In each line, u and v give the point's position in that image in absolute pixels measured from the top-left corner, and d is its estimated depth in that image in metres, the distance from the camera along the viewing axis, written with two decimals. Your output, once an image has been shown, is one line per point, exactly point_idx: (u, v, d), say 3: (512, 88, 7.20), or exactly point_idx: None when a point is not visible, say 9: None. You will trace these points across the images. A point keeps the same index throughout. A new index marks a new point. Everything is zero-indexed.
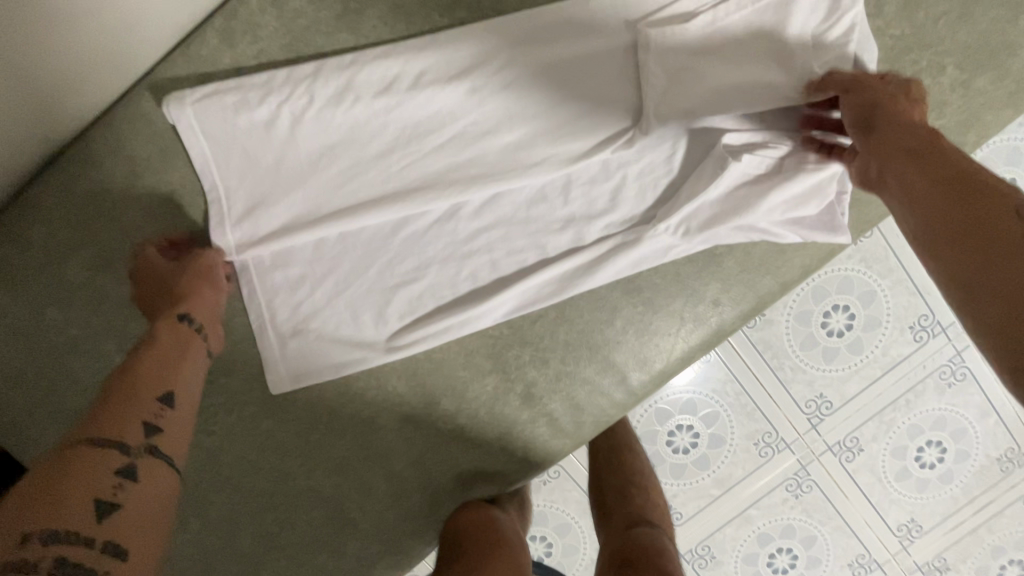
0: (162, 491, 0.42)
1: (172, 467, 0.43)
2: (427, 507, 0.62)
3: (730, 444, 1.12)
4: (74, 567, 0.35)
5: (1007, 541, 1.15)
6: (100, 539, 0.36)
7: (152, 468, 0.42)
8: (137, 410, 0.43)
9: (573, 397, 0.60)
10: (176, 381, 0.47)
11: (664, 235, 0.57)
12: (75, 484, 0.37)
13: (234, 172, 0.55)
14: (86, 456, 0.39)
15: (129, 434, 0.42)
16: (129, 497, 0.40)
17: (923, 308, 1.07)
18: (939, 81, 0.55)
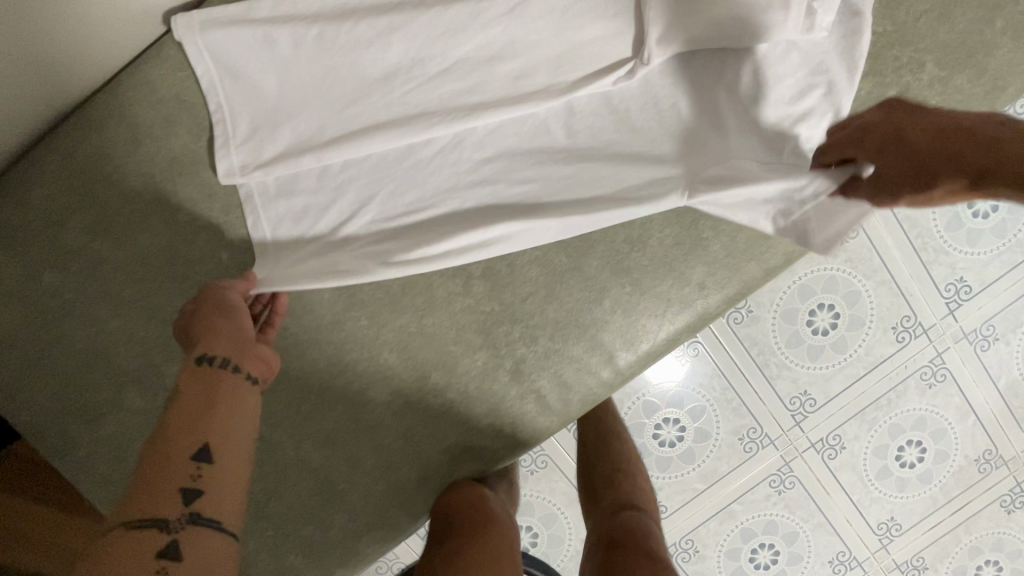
0: (234, 482, 0.46)
1: (229, 466, 0.46)
2: (415, 482, 0.63)
3: (715, 438, 1.14)
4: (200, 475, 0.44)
5: (984, 541, 1.17)
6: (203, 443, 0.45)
7: (221, 486, 0.45)
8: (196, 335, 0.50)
9: (561, 375, 0.62)
10: (214, 375, 0.49)
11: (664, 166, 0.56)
12: (173, 474, 0.43)
13: (237, 102, 0.55)
14: (180, 460, 0.44)
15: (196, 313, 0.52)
16: (213, 482, 0.44)
17: (906, 309, 1.10)
18: (918, 78, 0.57)
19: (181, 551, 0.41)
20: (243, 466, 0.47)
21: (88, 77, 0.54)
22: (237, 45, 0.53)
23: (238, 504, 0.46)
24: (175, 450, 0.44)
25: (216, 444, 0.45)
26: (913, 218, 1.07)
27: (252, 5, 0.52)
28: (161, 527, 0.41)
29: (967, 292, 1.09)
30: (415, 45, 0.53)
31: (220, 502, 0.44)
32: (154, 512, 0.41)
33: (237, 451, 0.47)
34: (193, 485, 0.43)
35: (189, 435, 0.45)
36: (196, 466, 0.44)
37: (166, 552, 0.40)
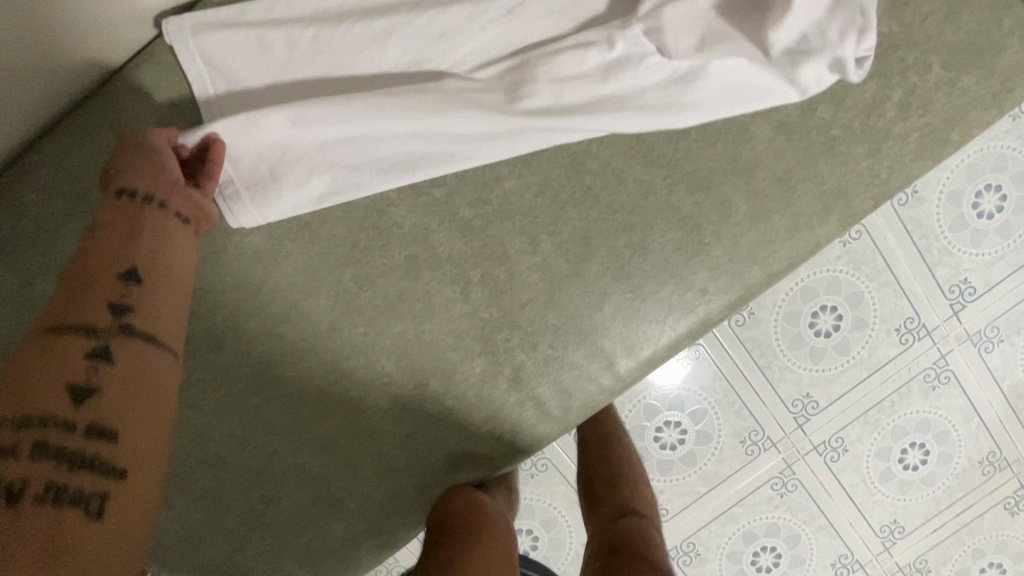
0: (142, 379, 0.43)
1: (129, 354, 0.43)
2: (413, 489, 0.62)
3: (717, 441, 1.14)
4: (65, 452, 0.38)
5: (987, 544, 1.17)
6: (82, 423, 0.39)
7: (122, 367, 0.42)
8: (104, 292, 0.44)
9: (561, 382, 0.61)
10: (127, 226, 0.47)
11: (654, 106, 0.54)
12: (54, 374, 0.40)
13: (227, 103, 0.53)
14: (68, 346, 0.41)
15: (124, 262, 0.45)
16: (108, 381, 0.41)
17: (910, 310, 1.09)
18: (924, 79, 0.56)
19: (66, 446, 0.39)
20: (155, 358, 0.44)
21: (80, 81, 0.53)
22: (230, 46, 0.52)
23: (161, 403, 0.43)
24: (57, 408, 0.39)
25: (109, 338, 0.43)
26: (917, 219, 1.06)
27: (248, 7, 0.51)
28: (46, 429, 0.38)
29: (972, 293, 1.08)
30: (412, 49, 0.53)
31: (127, 408, 0.41)
32: (36, 418, 0.38)
33: (130, 430, 0.40)
34: (77, 373, 0.41)
35: (77, 314, 0.43)
36: (89, 351, 0.42)
37: (49, 454, 0.38)
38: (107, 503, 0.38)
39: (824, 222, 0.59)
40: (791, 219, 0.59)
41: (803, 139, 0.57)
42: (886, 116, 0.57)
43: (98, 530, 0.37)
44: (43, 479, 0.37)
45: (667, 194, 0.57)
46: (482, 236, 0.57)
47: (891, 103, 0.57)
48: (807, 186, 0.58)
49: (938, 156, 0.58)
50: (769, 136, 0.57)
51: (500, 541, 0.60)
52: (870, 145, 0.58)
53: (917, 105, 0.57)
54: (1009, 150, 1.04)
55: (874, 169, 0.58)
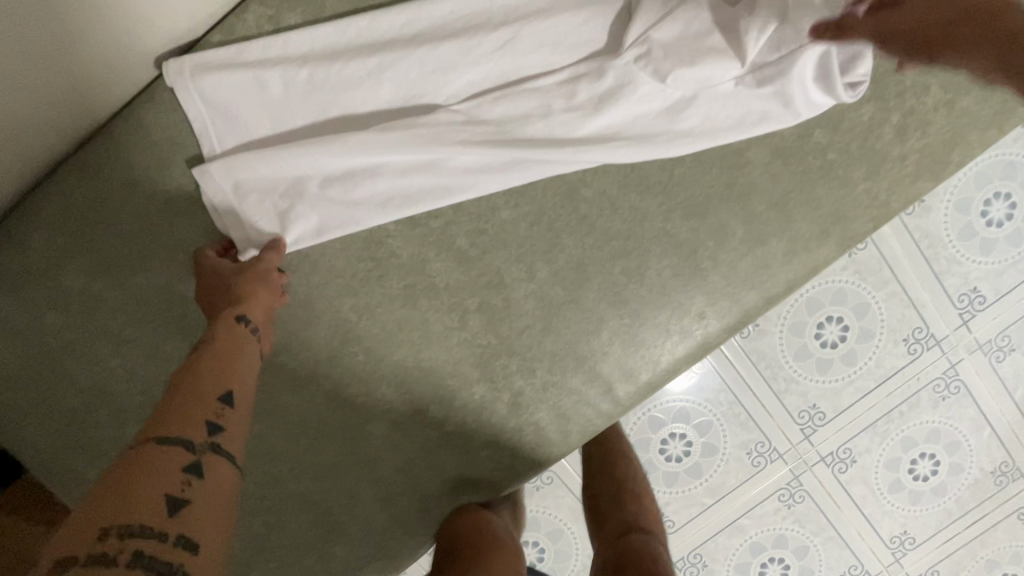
0: (213, 493, 0.41)
1: (214, 470, 0.42)
2: (415, 513, 0.63)
3: (723, 453, 1.13)
4: (150, 560, 0.34)
5: (1001, 555, 1.15)
6: (172, 532, 0.36)
7: (207, 485, 0.40)
8: (200, 411, 0.44)
9: (559, 407, 0.61)
10: (216, 346, 0.49)
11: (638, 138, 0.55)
12: (156, 481, 0.38)
13: (229, 140, 0.55)
14: (164, 454, 0.40)
15: (209, 395, 0.45)
16: (198, 494, 0.39)
17: (917, 320, 1.08)
18: (923, 101, 0.56)
19: (160, 559, 0.35)
20: (223, 485, 0.42)
21: (83, 122, 0.54)
22: (228, 87, 0.53)
23: (220, 519, 0.40)
24: (145, 508, 0.36)
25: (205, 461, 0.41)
26: (924, 228, 1.05)
27: (244, 47, 0.52)
28: (140, 536, 0.35)
29: (981, 302, 1.07)
30: (405, 85, 0.54)
31: (203, 519, 0.38)
32: (139, 523, 0.35)
33: (211, 531, 0.38)
34: (178, 482, 0.39)
35: (182, 433, 0.42)
36: (190, 464, 0.40)
37: (142, 563, 0.34)
38: None
39: (822, 245, 0.59)
40: (788, 243, 0.58)
41: (800, 163, 0.57)
42: (884, 139, 0.57)
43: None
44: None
45: (662, 221, 0.57)
46: (479, 265, 0.57)
47: (888, 125, 0.56)
48: (804, 210, 0.58)
49: (938, 178, 0.58)
50: (764, 161, 0.57)
51: (512, 555, 0.60)
52: (868, 168, 0.57)
53: (915, 128, 0.56)
54: (1017, 157, 1.02)
55: (872, 192, 0.58)
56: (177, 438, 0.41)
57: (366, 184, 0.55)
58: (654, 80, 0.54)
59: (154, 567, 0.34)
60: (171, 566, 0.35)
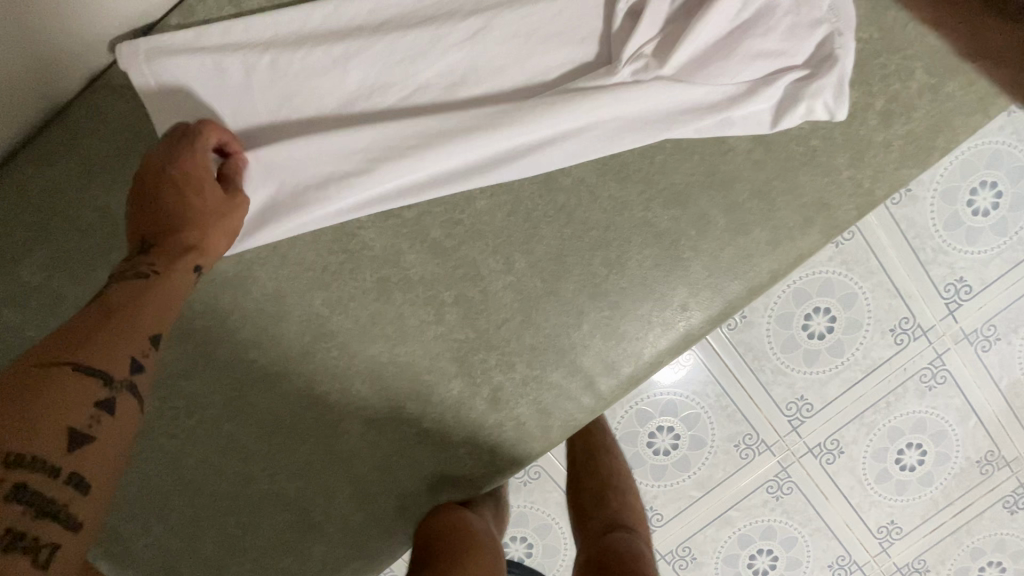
0: (119, 438, 0.42)
1: (124, 415, 0.42)
2: (393, 512, 0.62)
3: (711, 445, 1.13)
4: (35, 497, 0.36)
5: (987, 543, 1.16)
6: (65, 471, 0.38)
7: (114, 427, 0.41)
8: (127, 347, 0.43)
9: (540, 402, 0.60)
10: (165, 281, 0.47)
11: (623, 120, 0.53)
12: (61, 414, 0.38)
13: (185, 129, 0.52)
14: (77, 384, 0.39)
15: (140, 331, 0.44)
16: (104, 433, 0.40)
17: (904, 311, 1.07)
18: (907, 86, 0.55)
19: (47, 496, 0.37)
20: (127, 429, 0.42)
21: (39, 109, 0.52)
22: (187, 73, 0.51)
23: (117, 462, 0.41)
24: (41, 439, 0.37)
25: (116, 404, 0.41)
26: (910, 218, 1.04)
27: (204, 32, 0.50)
28: (31, 469, 0.36)
29: (968, 292, 1.07)
30: (374, 69, 0.52)
31: (101, 459, 0.40)
32: (34, 455, 0.36)
33: (104, 472, 0.40)
34: (83, 419, 0.39)
35: (81, 361, 0.40)
36: (101, 402, 0.40)
37: (24, 499, 0.36)
38: (57, 553, 0.37)
39: (807, 234, 0.57)
40: (772, 231, 0.57)
41: (781, 151, 0.56)
42: (867, 124, 0.55)
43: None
44: (5, 523, 0.35)
45: (643, 209, 0.56)
46: (455, 257, 0.56)
47: (872, 111, 0.55)
48: (787, 198, 0.56)
49: (924, 164, 0.56)
50: (746, 148, 0.55)
51: (489, 556, 0.58)
52: (851, 154, 0.56)
53: (900, 114, 0.55)
54: (1004, 145, 1.02)
55: (856, 179, 0.56)
56: (97, 370, 0.41)
57: (347, 166, 0.52)
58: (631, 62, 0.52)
59: (40, 505, 0.36)
60: (55, 506, 0.37)
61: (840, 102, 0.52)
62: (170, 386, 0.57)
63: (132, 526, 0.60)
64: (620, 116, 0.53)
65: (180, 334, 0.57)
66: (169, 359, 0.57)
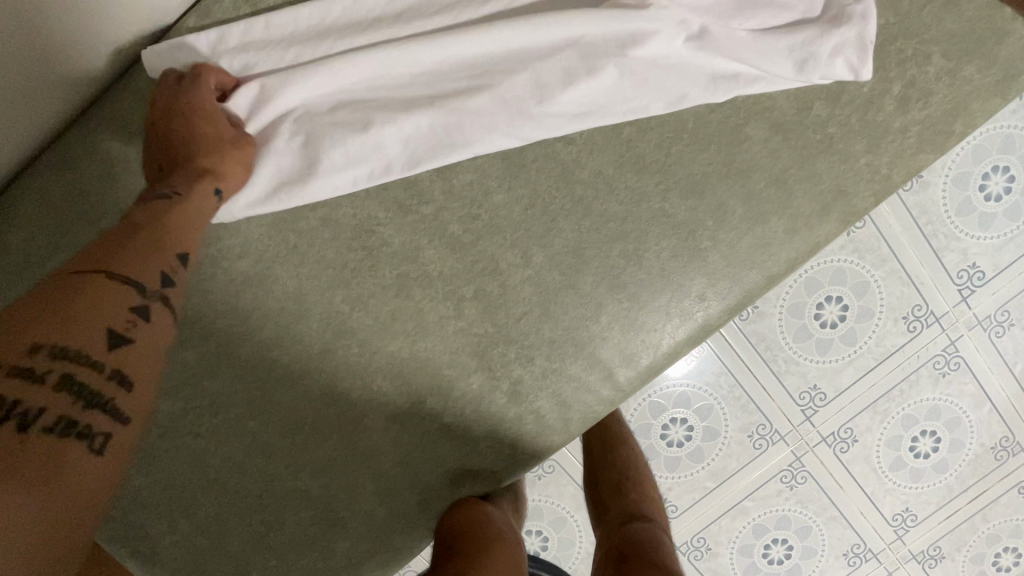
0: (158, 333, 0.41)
1: (159, 316, 0.41)
2: (416, 506, 0.62)
3: (724, 436, 1.13)
4: (80, 388, 0.36)
5: (1002, 528, 1.16)
6: (109, 367, 0.37)
7: (147, 325, 0.40)
8: (157, 259, 0.42)
9: (560, 395, 0.60)
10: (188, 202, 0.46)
11: (657, 86, 0.52)
12: (99, 313, 0.38)
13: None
14: (113, 287, 0.39)
15: (172, 246, 0.44)
16: (142, 337, 0.40)
17: (917, 298, 1.07)
18: (924, 70, 0.54)
19: (91, 387, 0.36)
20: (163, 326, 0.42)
21: (58, 112, 0.52)
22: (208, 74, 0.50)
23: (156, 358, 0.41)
24: (82, 336, 0.37)
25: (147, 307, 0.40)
26: (923, 205, 1.03)
27: (227, 32, 0.50)
28: (72, 361, 0.36)
29: (981, 278, 1.06)
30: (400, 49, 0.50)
31: (144, 361, 0.39)
32: (72, 348, 0.36)
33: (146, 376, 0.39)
34: (121, 319, 0.39)
35: (110, 266, 0.40)
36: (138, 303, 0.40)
37: (71, 389, 0.36)
38: (109, 447, 0.36)
39: (823, 221, 0.58)
40: (789, 220, 0.57)
41: (799, 138, 0.55)
42: (885, 110, 0.55)
43: (100, 467, 0.36)
44: (55, 411, 0.35)
45: (660, 200, 0.56)
46: (473, 251, 0.56)
47: (890, 96, 0.55)
48: (804, 187, 0.56)
49: (941, 149, 0.56)
50: (764, 137, 0.55)
51: (512, 548, 0.58)
52: (869, 141, 0.56)
53: (917, 98, 0.55)
54: (1015, 129, 1.01)
55: (873, 166, 0.56)
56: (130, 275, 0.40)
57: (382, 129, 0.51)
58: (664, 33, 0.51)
59: (85, 396, 0.36)
60: (102, 399, 0.37)
61: (863, 61, 0.51)
62: (194, 385, 0.58)
63: (159, 525, 0.61)
64: (655, 78, 0.52)
65: (203, 334, 0.57)
66: (193, 359, 0.57)
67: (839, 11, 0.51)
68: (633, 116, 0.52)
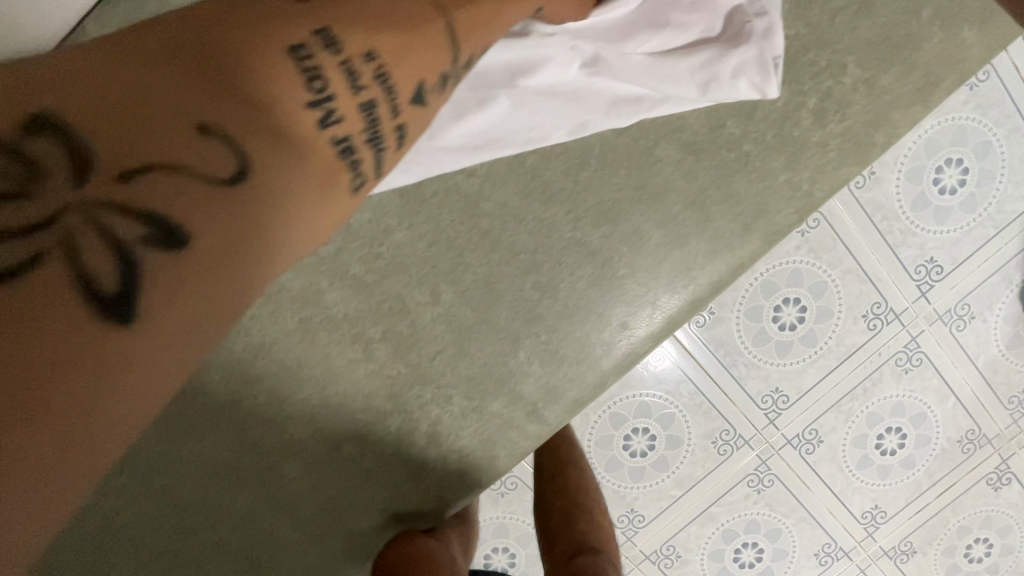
0: (341, 210, 0.34)
1: (255, 149, 0.29)
2: (342, 553, 0.60)
3: (687, 444, 1.06)
4: (68, 242, 0.24)
5: (974, 521, 1.11)
6: (100, 277, 0.25)
7: (216, 166, 0.28)
8: (245, 132, 0.29)
9: (484, 433, 0.57)
10: (229, 38, 0.30)
11: (557, 116, 0.51)
12: (155, 130, 0.27)
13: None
14: (205, 147, 0.28)
15: (299, 118, 0.31)
16: (235, 202, 0.28)
17: (876, 295, 1.00)
18: (840, 81, 0.52)
19: (80, 255, 0.24)
20: (283, 162, 0.30)
21: None
22: None
23: (285, 236, 0.31)
24: (145, 176, 0.26)
25: (254, 125, 0.29)
26: (877, 201, 0.96)
27: None
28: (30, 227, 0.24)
29: (939, 272, 0.99)
30: None
31: (200, 292, 0.27)
32: (78, 230, 0.25)
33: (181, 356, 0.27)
34: (121, 202, 0.26)
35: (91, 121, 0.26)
36: (117, 174, 0.26)
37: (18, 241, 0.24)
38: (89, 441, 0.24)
39: (745, 241, 0.55)
40: (710, 242, 0.54)
41: (712, 158, 0.53)
42: (801, 125, 0.53)
43: (111, 429, 0.25)
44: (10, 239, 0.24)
45: (571, 229, 0.53)
46: (379, 291, 0.53)
47: (805, 110, 0.52)
48: (723, 207, 0.54)
49: (864, 162, 0.54)
50: (676, 158, 0.53)
51: None
52: (787, 157, 0.53)
53: (835, 110, 0.52)
54: (967, 120, 0.94)
55: (794, 182, 0.54)
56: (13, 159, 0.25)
57: None
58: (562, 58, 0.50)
59: (76, 262, 0.24)
60: (108, 315, 0.24)
61: (765, 79, 0.50)
62: None
63: None
64: (553, 107, 0.50)
65: None
66: None
67: (736, 30, 0.52)
68: (533, 146, 0.51)
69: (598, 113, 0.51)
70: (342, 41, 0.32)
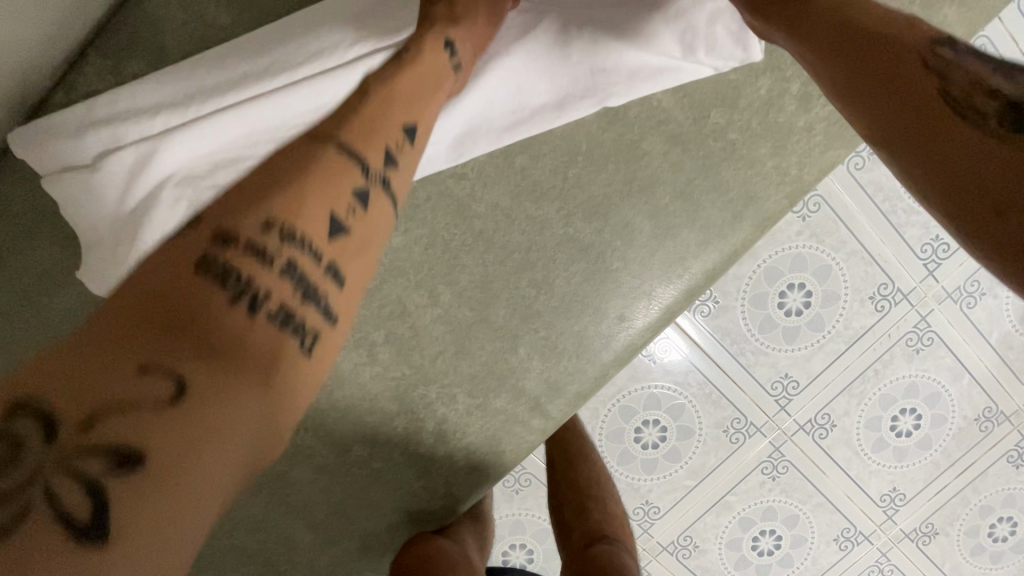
0: (304, 389, 0.34)
1: (193, 355, 0.30)
2: (358, 552, 0.61)
3: (699, 434, 1.06)
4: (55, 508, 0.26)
5: (995, 499, 1.09)
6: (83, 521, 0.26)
7: (159, 390, 0.29)
8: (185, 339, 0.30)
9: (489, 430, 0.59)
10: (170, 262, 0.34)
11: (535, 103, 0.52)
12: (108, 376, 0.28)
13: (85, 207, 0.49)
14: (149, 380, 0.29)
15: (234, 313, 0.32)
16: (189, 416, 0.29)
17: (882, 277, 0.99)
18: None
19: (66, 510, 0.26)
20: (215, 363, 0.30)
21: None
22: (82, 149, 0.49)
23: (238, 442, 0.30)
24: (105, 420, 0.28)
25: (189, 323, 0.31)
26: (876, 181, 0.95)
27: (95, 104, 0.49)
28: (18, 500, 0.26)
29: (946, 249, 0.98)
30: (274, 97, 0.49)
31: (159, 515, 0.27)
32: (61, 491, 0.26)
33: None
34: (84, 449, 0.27)
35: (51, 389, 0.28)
36: (79, 424, 0.27)
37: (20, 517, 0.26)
38: None
39: (737, 228, 0.55)
40: (701, 232, 0.55)
41: (699, 149, 0.54)
42: (785, 112, 0.53)
43: None
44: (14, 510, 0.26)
45: (564, 226, 0.55)
46: (378, 297, 0.55)
47: (789, 96, 0.53)
48: (712, 197, 0.55)
49: (850, 144, 0.54)
50: (663, 150, 0.54)
51: None
52: (774, 144, 0.54)
53: (818, 96, 0.53)
54: None
55: (782, 168, 0.54)
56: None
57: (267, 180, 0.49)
58: (534, 54, 0.52)
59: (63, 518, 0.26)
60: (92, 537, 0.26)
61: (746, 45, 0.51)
62: None
63: None
64: (530, 98, 0.53)
65: None
66: None
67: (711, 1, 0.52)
68: (512, 136, 0.52)
69: (575, 99, 0.52)
70: (242, 234, 0.35)
